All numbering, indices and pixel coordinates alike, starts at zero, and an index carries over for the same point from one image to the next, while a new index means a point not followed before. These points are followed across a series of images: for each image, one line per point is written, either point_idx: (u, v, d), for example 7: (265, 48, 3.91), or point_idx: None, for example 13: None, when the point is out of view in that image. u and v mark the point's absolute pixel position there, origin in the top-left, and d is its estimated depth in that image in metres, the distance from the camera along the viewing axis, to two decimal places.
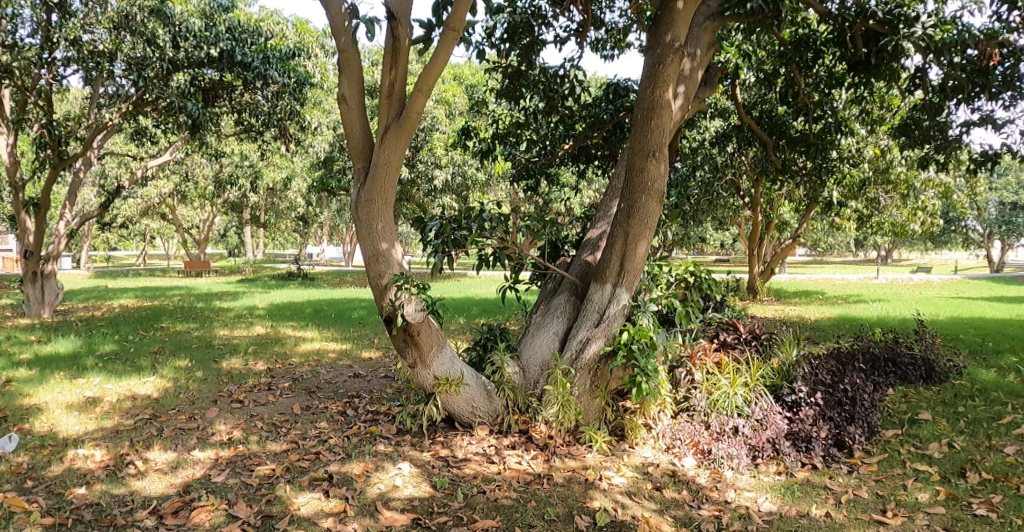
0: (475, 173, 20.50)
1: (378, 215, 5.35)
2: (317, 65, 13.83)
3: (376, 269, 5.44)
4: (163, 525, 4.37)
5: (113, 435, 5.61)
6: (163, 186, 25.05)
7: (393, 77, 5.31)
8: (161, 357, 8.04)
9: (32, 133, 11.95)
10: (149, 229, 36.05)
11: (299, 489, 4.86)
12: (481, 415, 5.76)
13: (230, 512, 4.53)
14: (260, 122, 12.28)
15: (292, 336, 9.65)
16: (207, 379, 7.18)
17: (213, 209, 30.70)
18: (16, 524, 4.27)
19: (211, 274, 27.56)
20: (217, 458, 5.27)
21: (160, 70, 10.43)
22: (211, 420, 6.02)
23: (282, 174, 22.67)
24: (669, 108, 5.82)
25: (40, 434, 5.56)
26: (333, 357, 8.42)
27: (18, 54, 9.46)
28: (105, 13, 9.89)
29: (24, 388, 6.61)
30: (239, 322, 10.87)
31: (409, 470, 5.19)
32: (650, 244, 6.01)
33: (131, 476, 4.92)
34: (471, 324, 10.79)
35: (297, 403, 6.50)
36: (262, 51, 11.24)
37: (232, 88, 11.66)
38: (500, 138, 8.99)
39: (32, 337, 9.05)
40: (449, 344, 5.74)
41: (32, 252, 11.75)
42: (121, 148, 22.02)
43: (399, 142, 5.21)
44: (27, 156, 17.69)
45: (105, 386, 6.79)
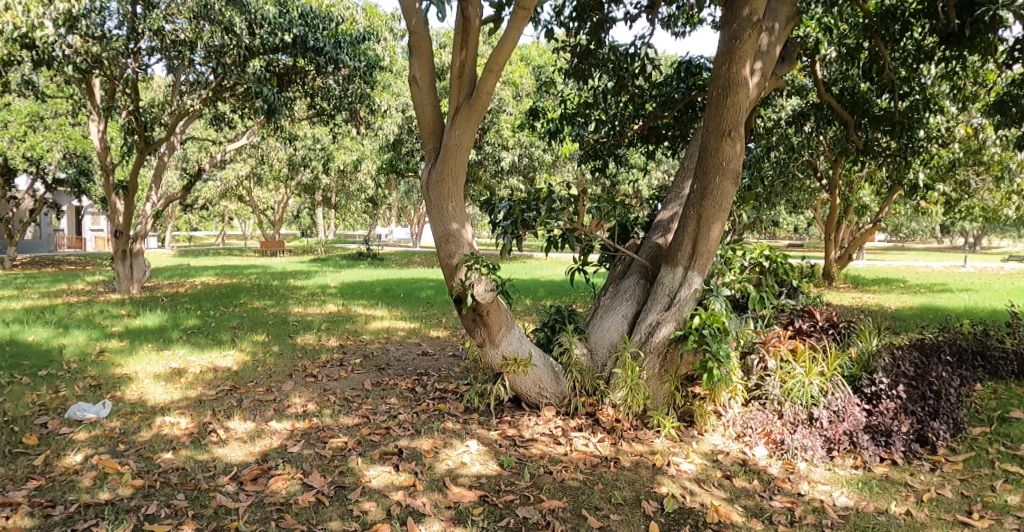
0: (542, 155, 20.42)
1: (449, 196, 5.38)
2: (386, 48, 13.92)
3: (446, 250, 5.46)
4: (244, 491, 4.53)
5: (197, 404, 5.86)
6: (241, 168, 26.01)
7: (463, 58, 5.32)
8: (240, 332, 8.38)
9: (122, 120, 12.60)
10: (228, 211, 37.54)
11: (370, 462, 4.97)
12: (548, 397, 5.75)
13: (305, 481, 4.67)
14: (331, 106, 12.57)
15: (363, 314, 9.86)
16: (283, 354, 7.44)
17: (286, 192, 31.67)
18: (110, 484, 4.48)
19: (286, 253, 28.46)
20: (293, 430, 5.44)
21: (236, 56, 10.73)
22: (287, 392, 6.22)
23: (352, 157, 23.11)
24: (745, 85, 5.59)
25: (130, 401, 5.85)
26: (402, 335, 8.55)
27: (107, 45, 9.95)
28: (185, 3, 10.26)
29: (116, 358, 7.00)
30: (313, 300, 11.20)
31: (477, 448, 5.24)
32: (724, 227, 5.82)
33: (214, 444, 5.13)
34: (538, 306, 10.79)
35: (368, 379, 6.65)
36: (334, 36, 11.51)
37: (306, 73, 11.94)
38: (568, 118, 8.88)
39: (122, 311, 9.56)
40: (517, 324, 5.73)
41: (121, 231, 12.43)
42: (202, 133, 22.95)
43: (470, 122, 5.23)
44: (116, 140, 18.64)
45: (189, 358, 7.13)
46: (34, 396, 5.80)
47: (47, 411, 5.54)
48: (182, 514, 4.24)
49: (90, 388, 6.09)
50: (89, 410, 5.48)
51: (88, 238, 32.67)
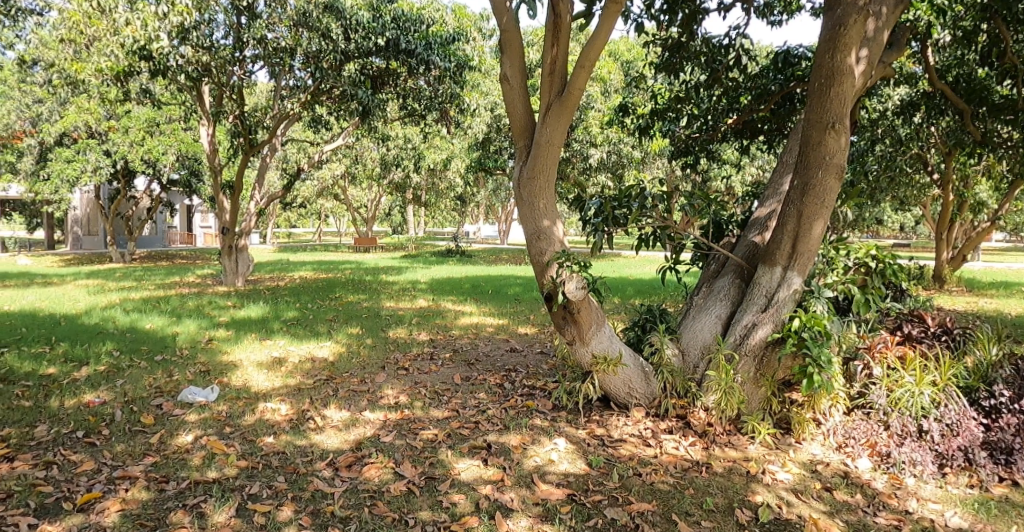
0: (630, 152, 20.12)
1: (540, 193, 5.36)
2: (475, 48, 14.08)
3: (537, 247, 5.45)
4: (339, 476, 4.68)
5: (296, 392, 6.12)
6: (336, 168, 27.03)
7: (554, 55, 5.31)
8: (336, 324, 8.70)
9: (229, 124, 13.38)
10: (324, 209, 39.13)
11: (459, 455, 5.04)
12: (638, 397, 5.64)
13: (397, 471, 4.78)
14: (423, 106, 12.89)
15: (452, 310, 10.02)
16: (376, 346, 7.67)
17: (379, 191, 32.69)
18: (218, 464, 4.73)
19: (378, 250, 29.39)
20: (386, 420, 5.58)
21: (334, 60, 11.15)
22: (380, 384, 6.39)
23: (442, 156, 23.57)
24: (851, 73, 5.28)
25: (236, 387, 6.17)
26: (490, 332, 8.62)
27: (216, 54, 10.61)
28: (285, 12, 10.76)
29: (224, 346, 7.41)
30: (404, 295, 11.49)
31: (565, 446, 5.21)
32: (827, 224, 5.51)
33: (312, 430, 5.33)
34: (627, 305, 10.64)
35: (457, 373, 6.74)
36: (424, 38, 11.63)
37: (398, 75, 12.22)
38: (659, 114, 8.66)
39: (229, 303, 10.13)
40: (608, 323, 5.66)
41: (228, 228, 13.14)
42: (300, 135, 24.01)
43: (561, 119, 5.20)
44: (224, 143, 19.78)
45: (289, 348, 7.47)
46: (151, 379, 6.22)
47: (163, 393, 5.92)
48: (282, 496, 4.42)
49: (200, 373, 6.47)
50: (199, 394, 5.82)
51: (198, 234, 34.88)
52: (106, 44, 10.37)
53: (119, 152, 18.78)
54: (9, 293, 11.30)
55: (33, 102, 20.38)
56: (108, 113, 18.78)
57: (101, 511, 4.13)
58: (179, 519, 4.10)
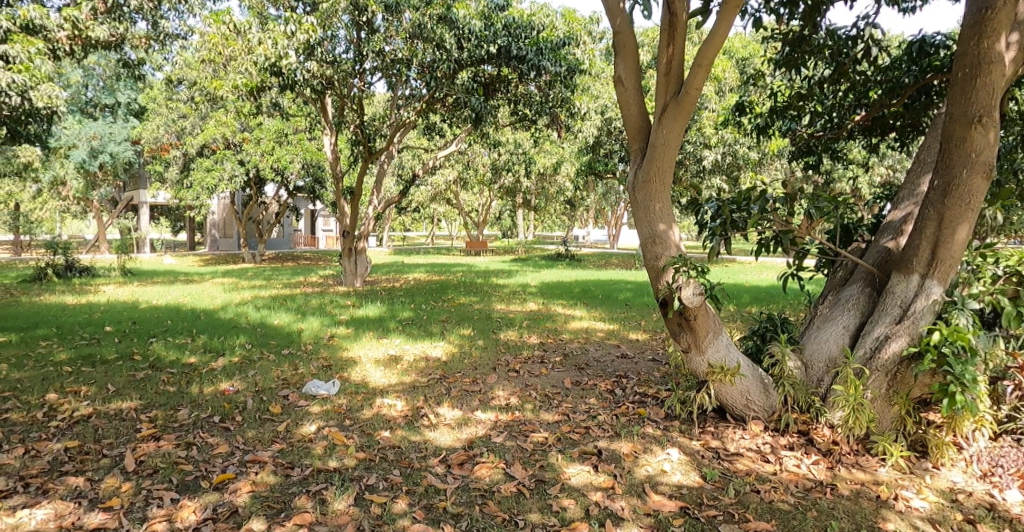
0: (747, 154, 19.37)
1: (656, 196, 5.25)
2: (586, 51, 14.01)
3: (653, 251, 5.34)
4: (451, 474, 4.78)
5: (411, 389, 6.31)
6: (448, 174, 27.79)
7: (670, 54, 5.21)
8: (449, 325, 8.92)
9: (350, 132, 14.08)
10: (438, 213, 40.36)
11: (569, 460, 5.01)
12: (756, 409, 5.39)
13: (507, 471, 4.82)
14: (533, 111, 12.99)
15: (562, 314, 10.02)
16: (487, 347, 7.79)
17: (489, 195, 33.30)
18: (339, 454, 4.96)
19: (488, 253, 29.90)
20: (496, 421, 5.65)
21: (447, 70, 11.43)
22: (491, 385, 6.49)
23: (552, 160, 23.69)
24: (1000, 61, 4.80)
25: (355, 382, 6.45)
26: (601, 337, 8.54)
27: (338, 68, 11.24)
28: (402, 25, 11.08)
29: (344, 342, 7.79)
30: (514, 298, 11.62)
31: (678, 457, 5.06)
32: (973, 228, 5.03)
33: (426, 427, 5.48)
34: (744, 313, 10.22)
35: (567, 377, 6.73)
36: (536, 44, 11.71)
37: (509, 81, 12.39)
38: (778, 112, 8.25)
39: (349, 302, 10.63)
40: (725, 331, 5.45)
41: (348, 231, 13.82)
42: (415, 142, 24.89)
43: (678, 120, 5.07)
44: (345, 151, 20.81)
45: (404, 346, 7.73)
46: (279, 371, 6.63)
47: (289, 385, 6.29)
48: (397, 489, 4.57)
49: (323, 368, 6.82)
50: (322, 387, 6.13)
51: (320, 237, 36.94)
52: (241, 62, 11.10)
53: (251, 161, 20.20)
54: (157, 289, 12.39)
55: (177, 117, 22.31)
56: (243, 125, 20.29)
57: (234, 491, 4.43)
58: (303, 504, 4.33)
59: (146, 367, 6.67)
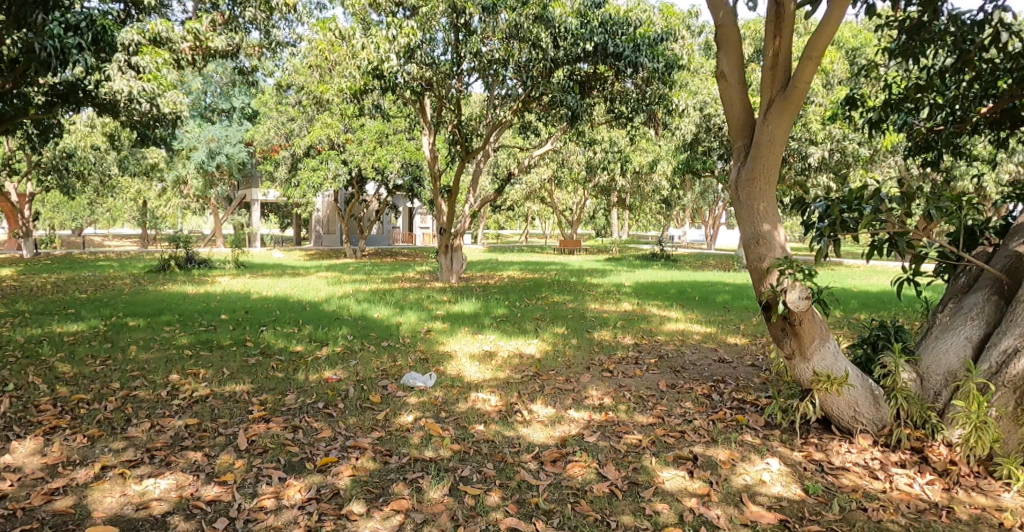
0: (857, 150, 18.31)
1: (760, 195, 5.06)
2: (684, 46, 13.65)
3: (756, 252, 5.15)
4: (544, 470, 4.79)
5: (505, 385, 6.37)
6: (543, 173, 27.86)
7: (776, 48, 5.04)
8: (542, 323, 8.95)
9: (448, 132, 14.39)
10: (531, 211, 40.59)
11: (663, 463, 4.91)
12: (864, 423, 5.09)
13: (600, 472, 4.78)
14: (629, 109, 12.86)
15: (657, 315, 9.83)
16: (581, 346, 7.75)
17: (582, 194, 33.15)
18: (434, 445, 5.07)
19: (581, 252, 29.77)
20: (590, 420, 5.61)
21: (543, 68, 11.50)
22: (585, 384, 6.45)
23: (648, 158, 23.30)
24: None
25: (451, 376, 6.58)
26: (697, 339, 8.32)
27: (438, 70, 11.40)
28: (499, 26, 11.08)
29: (441, 337, 7.97)
30: (608, 298, 11.51)
31: (778, 467, 4.86)
32: None
33: (519, 423, 5.51)
34: (853, 319, 9.68)
35: (663, 380, 6.60)
36: (632, 40, 11.53)
37: (605, 79, 12.28)
38: (894, 106, 7.73)
39: (444, 298, 10.85)
40: (833, 338, 5.18)
41: (445, 229, 14.14)
42: (510, 141, 25.12)
43: (785, 115, 4.87)
44: (443, 150, 21.27)
45: (498, 343, 7.82)
46: (379, 362, 6.87)
47: (388, 376, 6.49)
48: (491, 482, 4.62)
49: (420, 361, 6.99)
50: (419, 379, 6.29)
51: (417, 234, 37.98)
52: (346, 67, 11.62)
53: (354, 161, 20.98)
54: (267, 282, 13.10)
55: (286, 120, 23.51)
56: (346, 126, 21.15)
57: (335, 474, 4.62)
58: (400, 491, 4.46)
59: (257, 353, 7.08)
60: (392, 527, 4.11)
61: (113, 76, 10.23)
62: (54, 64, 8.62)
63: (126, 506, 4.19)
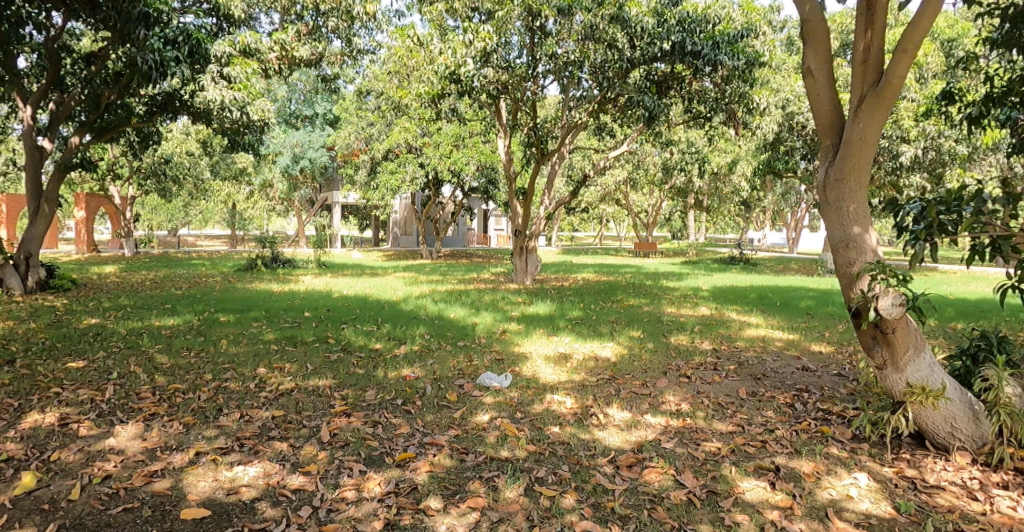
0: (954, 148, 17.24)
1: (851, 195, 4.83)
2: (765, 42, 13.22)
3: (845, 256, 4.91)
4: (620, 475, 4.72)
5: (580, 388, 6.33)
6: (618, 174, 27.56)
7: (868, 41, 4.83)
8: (618, 326, 8.84)
9: (523, 135, 14.45)
10: (605, 214, 40.25)
11: (744, 473, 4.76)
12: (962, 439, 4.78)
13: (677, 479, 4.68)
14: (707, 108, 12.61)
15: (737, 320, 9.56)
16: (657, 351, 7.61)
17: (658, 196, 32.61)
18: (510, 445, 5.09)
19: (656, 255, 29.29)
20: (667, 426, 5.50)
21: (620, 70, 11.42)
22: (661, 389, 6.33)
23: (727, 159, 22.71)
24: None
25: (526, 377, 6.59)
26: (779, 346, 8.02)
27: (513, 73, 11.41)
28: (574, 27, 11.13)
29: (516, 338, 8.01)
30: (685, 301, 11.28)
31: (866, 483, 4.62)
32: None
33: (595, 426, 5.46)
34: (950, 328, 9.11)
35: (743, 387, 6.39)
36: (711, 37, 11.22)
37: (682, 78, 11.97)
38: (996, 100, 7.23)
39: (519, 299, 10.87)
40: (928, 348, 4.89)
41: (520, 231, 14.21)
42: (585, 143, 25.00)
43: (878, 110, 4.65)
44: (517, 152, 21.37)
45: (573, 345, 7.78)
46: (456, 362, 6.95)
47: (464, 375, 6.56)
48: (566, 484, 4.60)
49: (495, 361, 7.04)
50: (495, 379, 6.33)
51: (492, 236, 38.31)
52: (425, 72, 11.85)
53: (430, 163, 21.32)
54: (347, 281, 13.49)
55: (366, 124, 24.17)
56: (423, 130, 21.57)
57: (414, 469, 4.70)
58: (476, 489, 4.50)
59: (339, 350, 7.31)
60: (468, 523, 4.16)
61: (207, 87, 10.85)
62: (154, 77, 9.24)
63: (218, 491, 4.40)
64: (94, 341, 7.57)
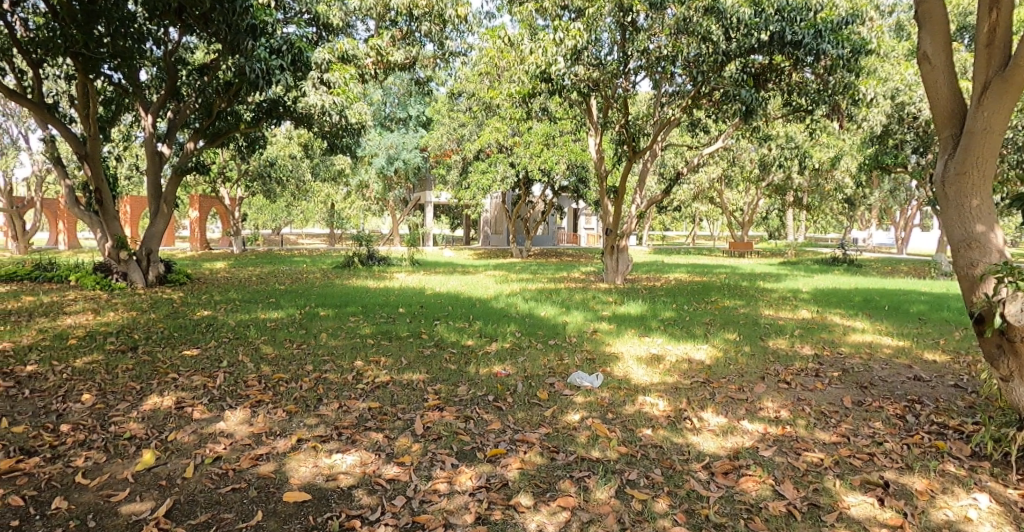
0: None
1: (973, 191, 4.47)
2: (873, 28, 12.43)
3: (967, 257, 4.53)
4: (715, 482, 4.56)
5: (674, 390, 6.16)
6: (712, 171, 26.77)
7: (992, 22, 4.45)
8: (713, 328, 8.57)
9: (614, 133, 14.30)
10: (698, 212, 39.22)
11: (849, 487, 4.50)
12: None
13: (776, 489, 4.47)
14: (809, 101, 12.08)
15: (841, 324, 9.05)
16: (754, 355, 7.31)
17: (754, 194, 31.41)
18: (601, 445, 5.01)
19: (752, 255, 28.22)
20: (765, 433, 5.27)
21: (715, 63, 10.99)
22: (759, 394, 6.07)
23: (830, 154, 21.58)
24: None
25: (617, 377, 6.49)
26: (889, 353, 7.53)
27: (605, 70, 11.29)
28: (666, 23, 10.87)
29: (607, 338, 7.91)
30: (783, 304, 10.81)
31: (988, 505, 4.27)
32: None
33: (689, 430, 5.30)
34: None
35: (848, 395, 6.04)
36: (813, 26, 10.63)
37: (781, 70, 11.49)
38: None
39: (610, 299, 10.74)
40: None
41: (611, 230, 14.05)
42: (678, 140, 24.45)
43: (1006, 98, 4.29)
44: (608, 151, 21.14)
45: (666, 346, 7.60)
46: (546, 360, 6.94)
47: (555, 374, 6.53)
48: (659, 488, 4.48)
49: (586, 361, 6.97)
50: (586, 379, 6.26)
51: (582, 235, 38.10)
52: (516, 72, 11.91)
53: (521, 163, 21.39)
54: (440, 278, 13.77)
55: (458, 125, 24.58)
56: (514, 130, 21.71)
57: (504, 465, 4.72)
58: (566, 488, 4.46)
59: (432, 345, 7.47)
60: (558, 522, 4.13)
61: (309, 92, 11.31)
62: (261, 85, 9.75)
63: (318, 476, 4.57)
64: (207, 331, 8.07)
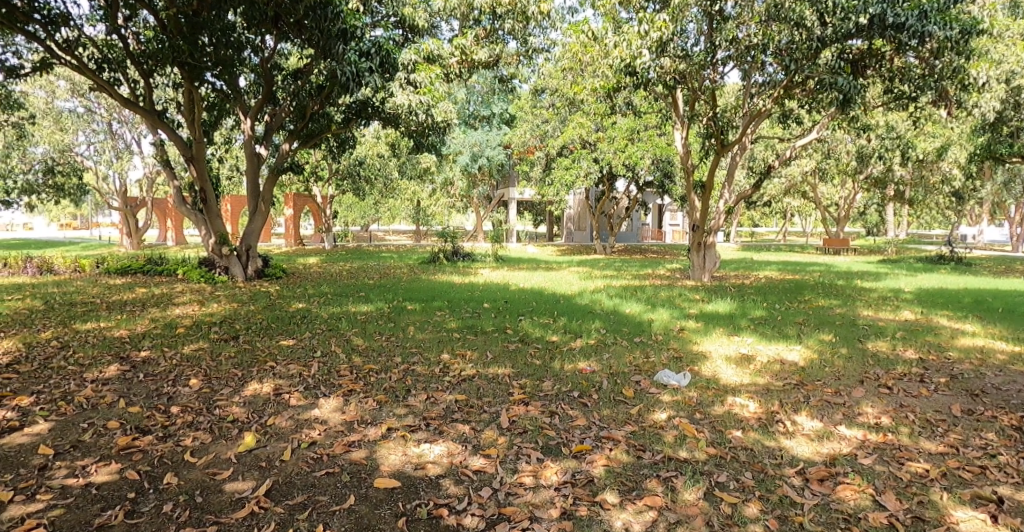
0: None
1: None
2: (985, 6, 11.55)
3: None
4: (810, 488, 4.37)
5: (765, 392, 5.94)
6: (805, 164, 25.61)
7: None
8: (806, 328, 8.21)
9: (702, 126, 13.94)
10: (790, 207, 37.68)
11: (958, 501, 4.22)
12: None
13: (877, 500, 4.25)
14: (912, 87, 11.40)
15: (948, 327, 8.47)
16: (852, 357, 6.95)
17: (851, 188, 29.85)
18: (689, 446, 4.90)
19: (849, 252, 26.82)
20: (864, 440, 5.00)
21: (809, 50, 10.41)
22: (858, 399, 5.77)
23: (936, 144, 20.22)
24: None
25: (705, 377, 6.32)
26: (1004, 359, 6.98)
27: (692, 61, 11.01)
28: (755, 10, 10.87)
29: (694, 336, 7.72)
30: (884, 304, 10.21)
31: None
32: None
33: (782, 433, 5.10)
34: None
35: (957, 403, 5.64)
36: (917, 6, 9.84)
37: (883, 54, 10.84)
38: None
39: (697, 296, 10.48)
40: None
41: (698, 226, 13.70)
42: (768, 132, 23.57)
43: None
44: (694, 145, 20.60)
45: (757, 346, 7.34)
46: (631, 357, 6.84)
47: (641, 371, 6.43)
48: (749, 492, 4.34)
49: (672, 359, 6.82)
50: (673, 377, 6.13)
51: (666, 231, 37.34)
52: (600, 66, 11.83)
53: (605, 158, 21.15)
54: (524, 274, 13.83)
55: (541, 122, 24.41)
56: (597, 125, 21.52)
57: (590, 462, 4.69)
58: (653, 487, 4.39)
59: (516, 340, 7.51)
60: (645, 522, 4.08)
61: (397, 93, 11.69)
62: (351, 87, 10.09)
63: (407, 465, 4.69)
64: (302, 323, 8.42)
